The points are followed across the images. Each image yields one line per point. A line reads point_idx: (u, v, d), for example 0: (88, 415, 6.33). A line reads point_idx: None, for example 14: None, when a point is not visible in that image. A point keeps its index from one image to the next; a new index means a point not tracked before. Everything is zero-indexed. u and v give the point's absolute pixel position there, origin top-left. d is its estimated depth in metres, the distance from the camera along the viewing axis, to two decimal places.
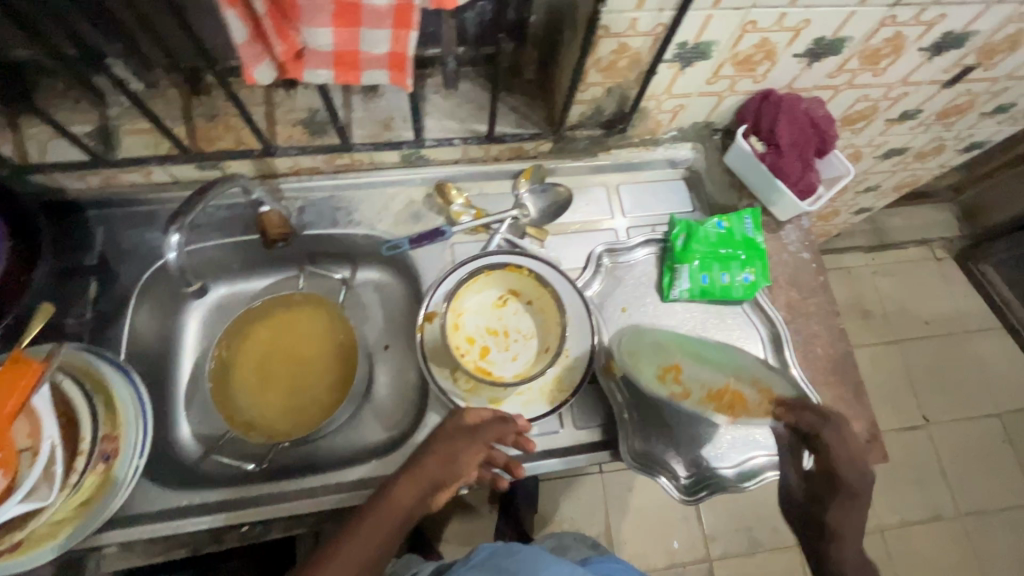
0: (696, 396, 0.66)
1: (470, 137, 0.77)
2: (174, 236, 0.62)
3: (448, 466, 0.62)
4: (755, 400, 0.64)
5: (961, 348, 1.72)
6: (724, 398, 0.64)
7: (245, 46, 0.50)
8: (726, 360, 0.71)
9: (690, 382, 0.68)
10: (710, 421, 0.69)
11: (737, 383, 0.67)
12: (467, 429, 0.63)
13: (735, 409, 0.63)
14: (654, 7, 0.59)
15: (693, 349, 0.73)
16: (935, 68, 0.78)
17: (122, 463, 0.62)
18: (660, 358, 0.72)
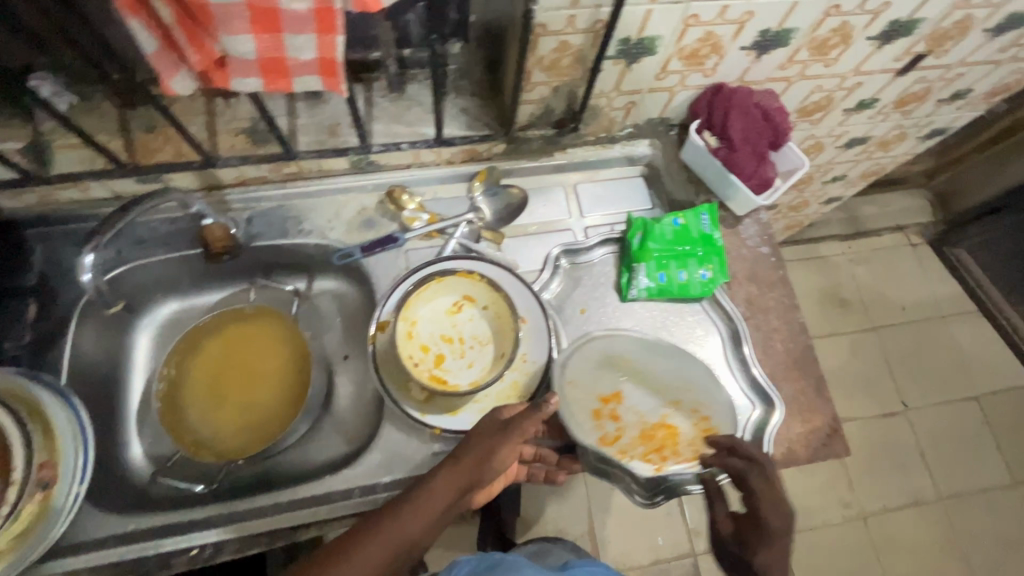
0: (631, 431, 0.68)
1: (418, 141, 0.76)
2: (89, 257, 0.60)
3: (483, 465, 0.58)
4: (686, 437, 0.67)
5: (939, 333, 1.73)
6: (655, 435, 0.67)
7: (158, 57, 0.49)
8: (669, 383, 0.71)
9: (628, 413, 0.69)
10: (639, 450, 0.66)
11: (673, 417, 0.69)
12: (502, 423, 0.60)
13: (665, 450, 0.66)
14: (591, 3, 0.58)
15: (637, 365, 0.72)
16: (886, 57, 0.77)
17: (61, 491, 0.61)
18: (603, 383, 0.71)
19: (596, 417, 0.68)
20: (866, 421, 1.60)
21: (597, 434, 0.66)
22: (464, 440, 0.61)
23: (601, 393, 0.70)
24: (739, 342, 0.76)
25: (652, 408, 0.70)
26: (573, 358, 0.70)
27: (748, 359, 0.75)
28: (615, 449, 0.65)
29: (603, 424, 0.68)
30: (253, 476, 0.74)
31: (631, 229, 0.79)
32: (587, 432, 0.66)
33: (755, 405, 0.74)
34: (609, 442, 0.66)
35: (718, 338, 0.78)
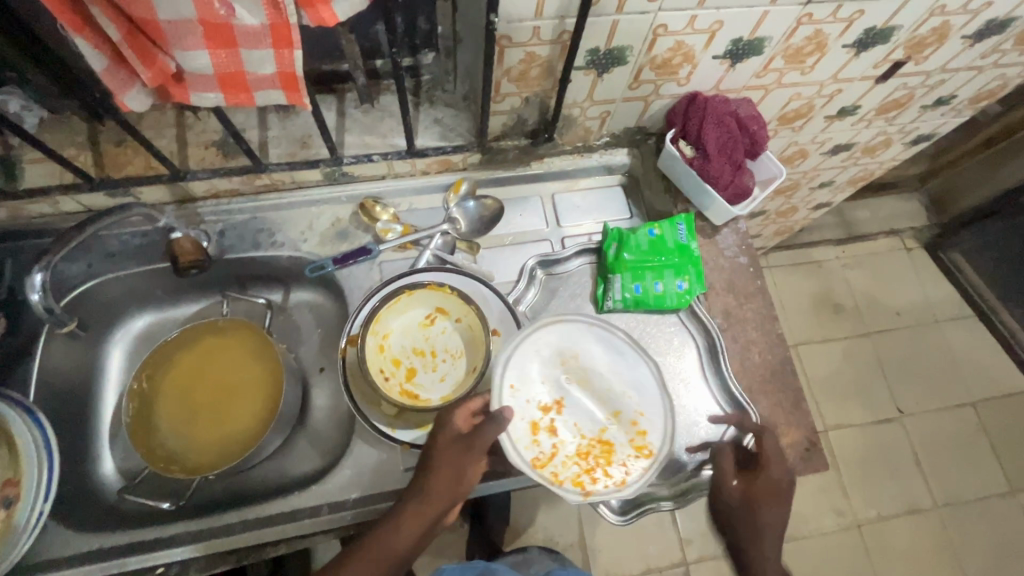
0: (566, 447, 0.63)
1: (390, 153, 0.75)
2: (39, 275, 0.61)
3: (456, 484, 0.59)
4: (620, 456, 0.63)
5: (934, 338, 1.71)
6: (590, 453, 0.63)
7: (109, 74, 0.48)
8: (613, 391, 0.66)
9: (565, 426, 0.64)
10: (572, 470, 0.62)
11: (612, 432, 0.64)
12: (465, 441, 0.59)
13: (596, 470, 0.62)
14: (555, 15, 0.57)
15: (582, 370, 0.67)
16: (864, 64, 0.76)
17: (24, 510, 0.60)
18: (545, 388, 0.65)
19: (533, 431, 0.63)
20: (861, 428, 1.58)
21: (532, 453, 0.62)
22: (428, 465, 0.60)
23: (541, 401, 0.65)
24: (716, 355, 0.76)
25: (591, 421, 0.65)
26: (517, 359, 0.65)
27: (725, 373, 0.75)
28: (549, 470, 0.61)
29: (538, 440, 0.63)
30: (224, 491, 0.74)
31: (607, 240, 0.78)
32: (520, 449, 0.61)
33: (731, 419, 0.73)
34: (543, 461, 0.62)
35: (695, 350, 0.77)
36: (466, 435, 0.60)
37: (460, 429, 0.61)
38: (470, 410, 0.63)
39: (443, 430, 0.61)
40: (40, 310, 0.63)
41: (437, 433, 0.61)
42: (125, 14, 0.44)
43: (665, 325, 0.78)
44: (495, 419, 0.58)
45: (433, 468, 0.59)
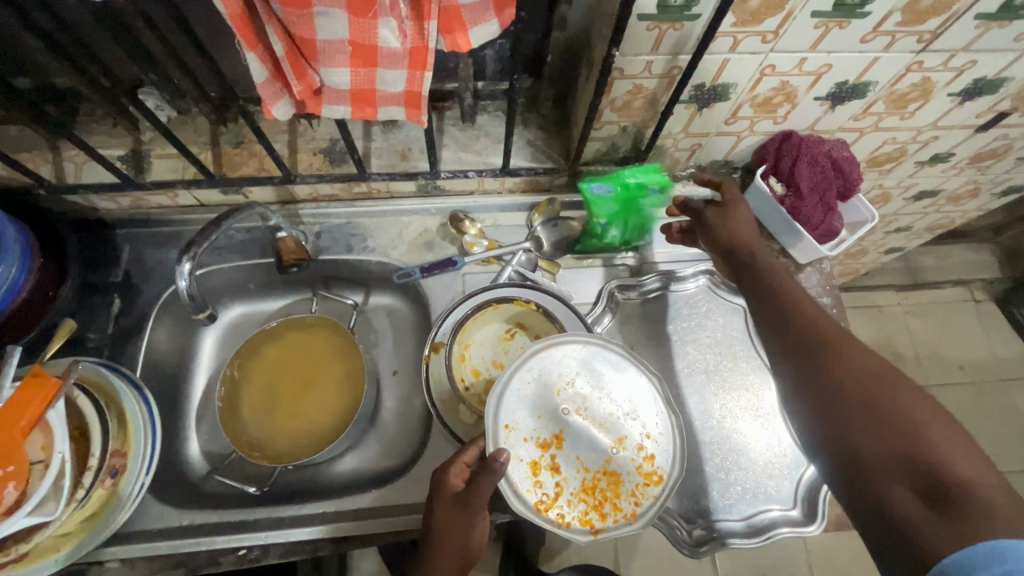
0: (571, 484, 0.59)
1: (485, 170, 0.78)
2: (186, 265, 0.64)
3: (465, 543, 0.59)
4: (628, 487, 0.59)
5: (1004, 397, 1.62)
6: (596, 488, 0.59)
7: (264, 85, 0.52)
8: (615, 417, 0.61)
9: (568, 461, 0.60)
10: (581, 506, 0.59)
11: (617, 461, 0.60)
12: (462, 503, 0.57)
13: (604, 506, 0.59)
14: (670, 51, 0.59)
15: (579, 397, 0.61)
16: (967, 113, 0.75)
17: (128, 480, 0.64)
18: (541, 424, 0.60)
19: (534, 471, 0.59)
20: None
21: (535, 495, 0.58)
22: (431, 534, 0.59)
23: (538, 436, 0.60)
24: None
25: (594, 453, 0.60)
26: (509, 394, 0.61)
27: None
28: (554, 513, 0.58)
29: (540, 480, 0.59)
30: (300, 480, 0.77)
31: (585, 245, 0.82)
32: (522, 494, 0.58)
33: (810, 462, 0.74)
34: (547, 504, 0.58)
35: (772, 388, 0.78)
36: (462, 494, 0.58)
37: (455, 489, 0.59)
38: (463, 463, 0.60)
39: (438, 494, 0.59)
40: (187, 297, 0.65)
41: (432, 497, 0.60)
42: (289, 32, 0.48)
43: (744, 359, 0.79)
44: (487, 468, 0.55)
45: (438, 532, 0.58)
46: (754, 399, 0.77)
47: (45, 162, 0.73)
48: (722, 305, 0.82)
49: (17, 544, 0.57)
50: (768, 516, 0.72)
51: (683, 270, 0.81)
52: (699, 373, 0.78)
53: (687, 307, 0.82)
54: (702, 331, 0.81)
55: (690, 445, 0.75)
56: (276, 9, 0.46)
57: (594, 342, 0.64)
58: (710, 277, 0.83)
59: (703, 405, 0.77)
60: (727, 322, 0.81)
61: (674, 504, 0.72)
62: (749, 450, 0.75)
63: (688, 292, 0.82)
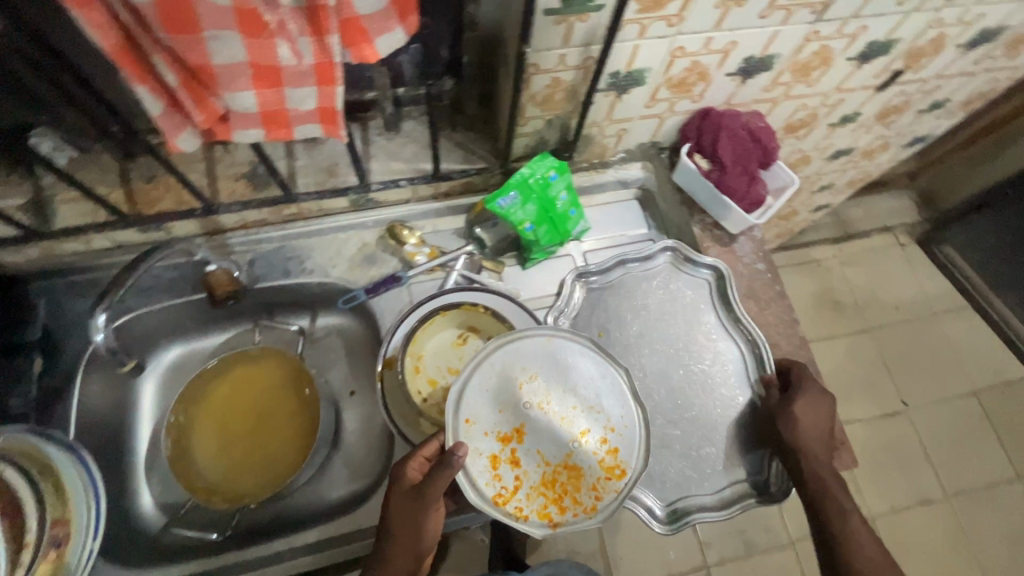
0: (531, 478, 0.59)
1: (416, 177, 0.77)
2: (102, 316, 0.61)
3: (415, 542, 0.58)
4: (588, 480, 0.60)
5: (935, 330, 1.74)
6: (556, 482, 0.60)
7: (163, 118, 0.50)
8: (577, 411, 0.61)
9: (528, 455, 0.60)
10: (540, 501, 0.59)
11: (578, 454, 0.60)
12: (417, 493, 0.58)
13: (564, 499, 0.59)
14: (581, 42, 0.60)
15: (541, 391, 0.61)
16: (866, 75, 0.80)
17: (75, 549, 0.59)
18: (502, 417, 0.60)
19: (494, 465, 0.59)
20: (868, 421, 1.59)
21: (494, 488, 0.58)
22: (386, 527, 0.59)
23: (499, 430, 0.60)
24: (762, 367, 0.78)
25: (556, 446, 0.60)
26: (471, 389, 0.60)
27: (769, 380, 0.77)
28: (512, 506, 0.58)
29: (500, 474, 0.59)
30: (269, 516, 0.75)
31: (529, 249, 0.80)
32: (481, 487, 0.58)
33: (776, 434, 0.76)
34: (506, 497, 0.58)
35: (739, 360, 0.79)
36: (417, 487, 0.58)
37: (410, 481, 0.59)
38: (422, 458, 0.61)
39: (396, 487, 0.59)
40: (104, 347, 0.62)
41: (391, 491, 0.60)
42: (181, 60, 0.46)
43: (710, 334, 0.80)
44: (446, 462, 0.56)
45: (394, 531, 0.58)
46: (725, 372, 0.78)
47: None
48: (687, 281, 0.83)
49: None
50: (734, 487, 0.74)
51: (647, 249, 0.82)
52: (668, 350, 0.79)
53: (650, 284, 0.82)
54: (668, 308, 0.81)
55: (660, 422, 0.75)
56: (162, 38, 0.43)
57: (557, 337, 0.64)
58: (674, 252, 0.83)
59: (673, 383, 0.77)
60: (691, 298, 0.82)
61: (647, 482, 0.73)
62: (720, 422, 0.76)
63: (652, 271, 0.83)
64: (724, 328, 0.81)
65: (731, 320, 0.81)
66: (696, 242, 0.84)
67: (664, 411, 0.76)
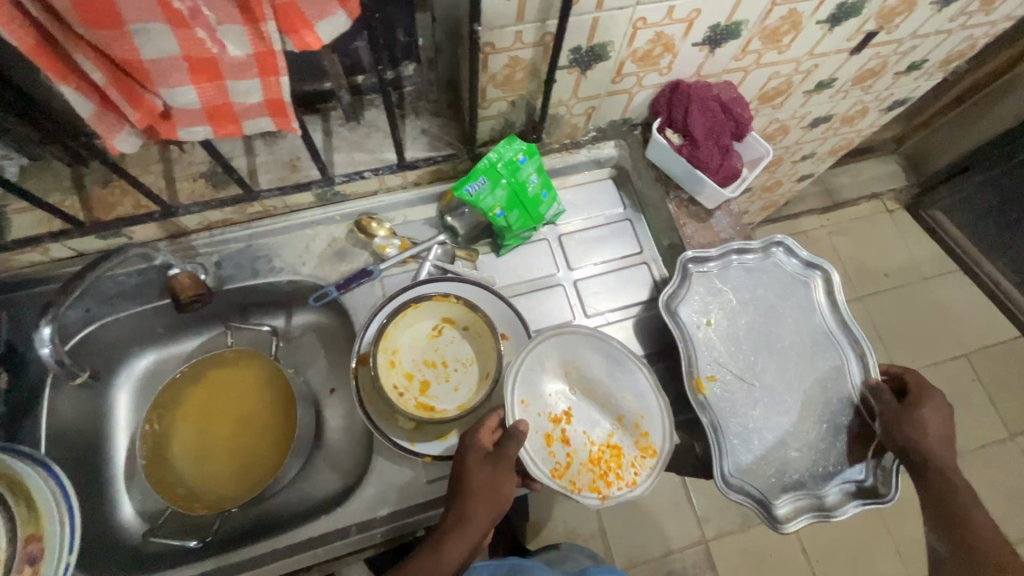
0: (579, 455, 0.66)
1: (381, 168, 0.75)
2: (47, 328, 0.59)
3: (495, 498, 0.58)
4: (627, 458, 0.66)
5: (925, 295, 1.73)
6: (601, 459, 0.66)
7: (96, 119, 0.48)
8: (615, 398, 0.68)
9: (576, 435, 0.68)
10: (588, 476, 0.64)
11: (620, 433, 0.68)
12: (495, 456, 0.59)
13: (609, 474, 0.64)
14: (537, 18, 0.57)
15: (583, 381, 0.69)
16: (839, 38, 0.77)
17: (50, 563, 0.58)
18: (552, 402, 0.68)
19: (549, 442, 0.66)
20: None
21: (550, 463, 0.64)
22: (463, 488, 0.58)
23: (551, 413, 0.68)
24: (868, 372, 0.73)
25: (599, 428, 0.68)
26: (523, 374, 0.66)
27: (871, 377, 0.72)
28: (567, 479, 0.63)
29: (554, 450, 0.66)
30: (249, 519, 0.75)
31: (500, 235, 0.79)
32: (539, 460, 0.64)
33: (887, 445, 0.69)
34: (561, 471, 0.64)
35: (841, 362, 0.74)
36: (493, 452, 0.60)
37: (484, 444, 0.62)
38: (490, 428, 0.64)
39: (470, 451, 0.61)
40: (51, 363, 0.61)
41: (465, 454, 0.61)
42: (107, 57, 0.44)
43: (815, 335, 0.76)
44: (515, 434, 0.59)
45: (471, 494, 0.57)
46: (830, 373, 0.74)
47: None
48: (790, 279, 0.78)
49: None
50: (838, 486, 0.69)
51: (754, 242, 0.78)
52: (770, 344, 0.74)
53: (752, 279, 0.77)
54: (773, 304, 0.76)
55: (760, 414, 0.71)
56: (83, 33, 0.41)
57: (594, 333, 0.68)
58: (780, 246, 0.79)
59: (777, 379, 0.73)
60: (792, 294, 0.77)
61: (751, 477, 0.68)
62: (821, 418, 0.71)
63: (755, 265, 0.78)
64: (832, 331, 0.76)
65: (839, 325, 0.76)
66: (672, 219, 0.81)
67: (766, 402, 0.71)
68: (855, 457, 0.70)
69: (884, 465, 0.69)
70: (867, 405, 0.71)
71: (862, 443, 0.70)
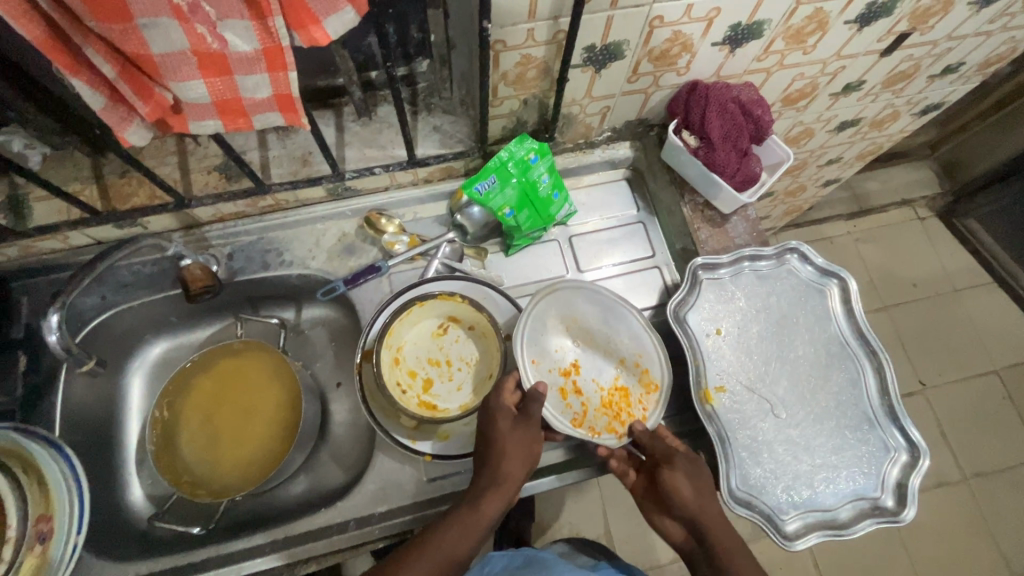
0: (593, 402, 0.70)
1: (392, 164, 0.75)
2: (56, 316, 0.60)
3: (527, 460, 0.59)
4: (634, 396, 0.69)
5: (956, 308, 1.66)
6: (613, 401, 0.70)
7: (107, 111, 0.49)
8: (614, 342, 0.72)
9: (587, 384, 0.71)
10: (604, 419, 0.68)
11: (624, 374, 0.71)
12: (522, 420, 0.61)
13: (622, 414, 0.68)
14: (549, 15, 0.56)
15: (584, 332, 0.72)
16: (869, 38, 0.74)
17: (59, 544, 0.60)
18: (558, 356, 0.71)
19: (563, 396, 0.69)
20: None
21: (569, 415, 0.67)
22: (494, 450, 0.59)
23: (560, 367, 0.70)
24: (885, 387, 0.70)
25: (605, 373, 0.71)
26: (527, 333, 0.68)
27: (888, 388, 0.70)
28: (587, 427, 0.67)
29: (569, 402, 0.69)
30: (252, 509, 0.76)
31: (508, 234, 0.79)
32: (558, 414, 0.67)
33: (899, 453, 0.68)
34: (580, 419, 0.67)
35: (856, 371, 0.72)
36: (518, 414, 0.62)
37: (509, 405, 0.63)
38: (512, 387, 0.64)
39: (499, 411, 0.62)
40: (59, 349, 0.62)
41: (490, 417, 0.62)
42: (118, 50, 0.44)
43: (830, 345, 0.73)
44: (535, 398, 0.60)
45: (504, 453, 0.59)
46: (844, 387, 0.71)
47: None
48: (804, 285, 0.75)
49: None
50: (852, 503, 0.66)
51: (767, 249, 0.75)
52: (782, 354, 0.72)
53: (765, 285, 0.75)
54: (786, 313, 0.74)
55: (770, 426, 0.69)
56: (94, 27, 0.41)
57: (584, 285, 0.71)
58: (795, 254, 0.76)
59: (789, 390, 0.70)
60: (807, 303, 0.75)
61: (760, 492, 0.66)
62: (834, 433, 0.69)
63: (769, 271, 0.76)
64: (847, 341, 0.73)
65: (855, 335, 0.73)
66: (686, 223, 0.79)
67: (779, 415, 0.69)
68: (867, 473, 0.67)
69: (896, 485, 0.67)
70: (882, 415, 0.70)
71: (875, 458, 0.68)
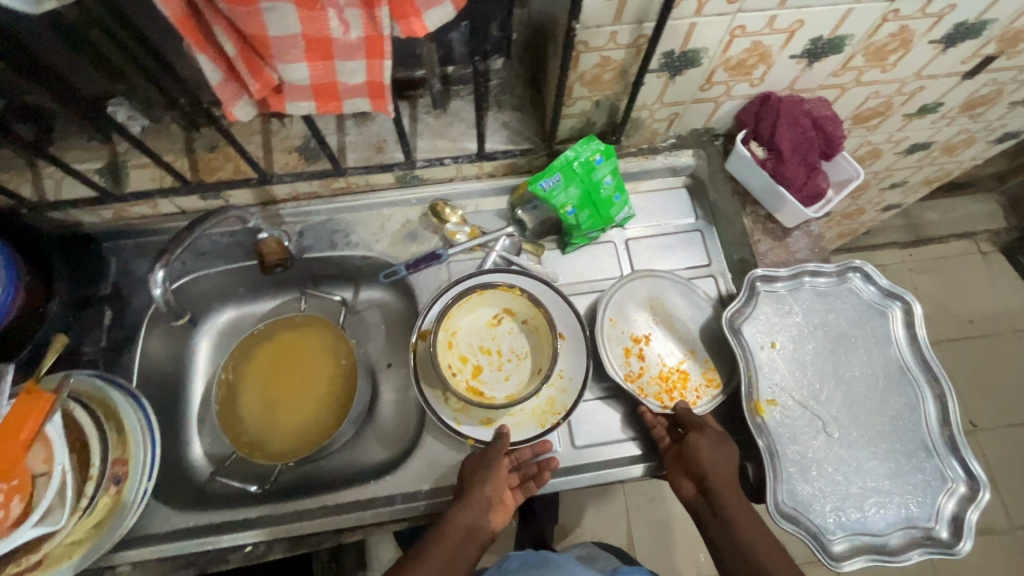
0: (651, 370, 0.76)
1: (461, 157, 0.77)
2: (161, 272, 0.65)
3: (481, 476, 0.65)
4: (693, 382, 0.76)
5: (1014, 349, 1.59)
6: (670, 377, 0.76)
7: (222, 86, 0.53)
8: (691, 333, 0.78)
9: (652, 355, 0.77)
10: (654, 389, 0.75)
11: (690, 362, 0.77)
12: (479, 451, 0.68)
13: (675, 392, 0.75)
14: (634, 20, 0.58)
15: (665, 313, 0.79)
16: (952, 60, 0.73)
17: (131, 487, 0.64)
18: (636, 324, 0.78)
19: (626, 354, 0.77)
20: None
21: (624, 370, 0.75)
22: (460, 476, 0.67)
23: (634, 333, 0.78)
24: (945, 416, 0.69)
25: (672, 354, 0.77)
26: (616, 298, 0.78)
27: (949, 417, 0.68)
28: (637, 385, 0.75)
29: (629, 361, 0.76)
30: (302, 476, 0.79)
31: (567, 231, 0.80)
32: (616, 364, 0.75)
33: (956, 485, 0.66)
34: (633, 377, 0.75)
35: (915, 396, 0.70)
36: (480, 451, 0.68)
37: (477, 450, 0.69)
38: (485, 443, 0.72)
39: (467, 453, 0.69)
40: (162, 302, 0.67)
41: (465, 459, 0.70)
42: (239, 31, 0.48)
43: (889, 369, 0.71)
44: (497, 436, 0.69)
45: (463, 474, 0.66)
46: (902, 412, 0.70)
47: (25, 180, 0.73)
48: (864, 305, 0.74)
49: (28, 552, 0.58)
50: (903, 530, 0.65)
51: (829, 266, 0.74)
52: (838, 373, 0.71)
53: (825, 302, 0.74)
54: (845, 331, 0.73)
55: (821, 444, 0.68)
56: (222, 8, 0.45)
57: (683, 279, 0.78)
58: (858, 273, 0.75)
59: (844, 410, 0.69)
60: (867, 324, 0.73)
61: (807, 509, 0.65)
62: (888, 458, 0.67)
63: (829, 288, 0.75)
64: (907, 367, 0.71)
65: (915, 360, 0.72)
66: (746, 234, 0.79)
67: (831, 434, 0.68)
68: (921, 502, 0.66)
69: (950, 517, 0.65)
70: (941, 445, 0.68)
71: (930, 488, 0.66)
